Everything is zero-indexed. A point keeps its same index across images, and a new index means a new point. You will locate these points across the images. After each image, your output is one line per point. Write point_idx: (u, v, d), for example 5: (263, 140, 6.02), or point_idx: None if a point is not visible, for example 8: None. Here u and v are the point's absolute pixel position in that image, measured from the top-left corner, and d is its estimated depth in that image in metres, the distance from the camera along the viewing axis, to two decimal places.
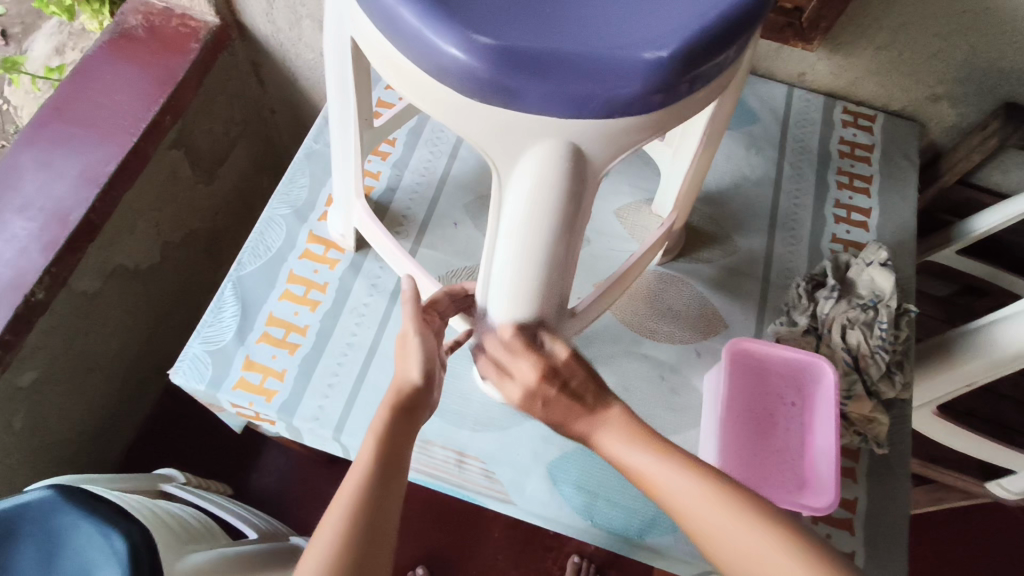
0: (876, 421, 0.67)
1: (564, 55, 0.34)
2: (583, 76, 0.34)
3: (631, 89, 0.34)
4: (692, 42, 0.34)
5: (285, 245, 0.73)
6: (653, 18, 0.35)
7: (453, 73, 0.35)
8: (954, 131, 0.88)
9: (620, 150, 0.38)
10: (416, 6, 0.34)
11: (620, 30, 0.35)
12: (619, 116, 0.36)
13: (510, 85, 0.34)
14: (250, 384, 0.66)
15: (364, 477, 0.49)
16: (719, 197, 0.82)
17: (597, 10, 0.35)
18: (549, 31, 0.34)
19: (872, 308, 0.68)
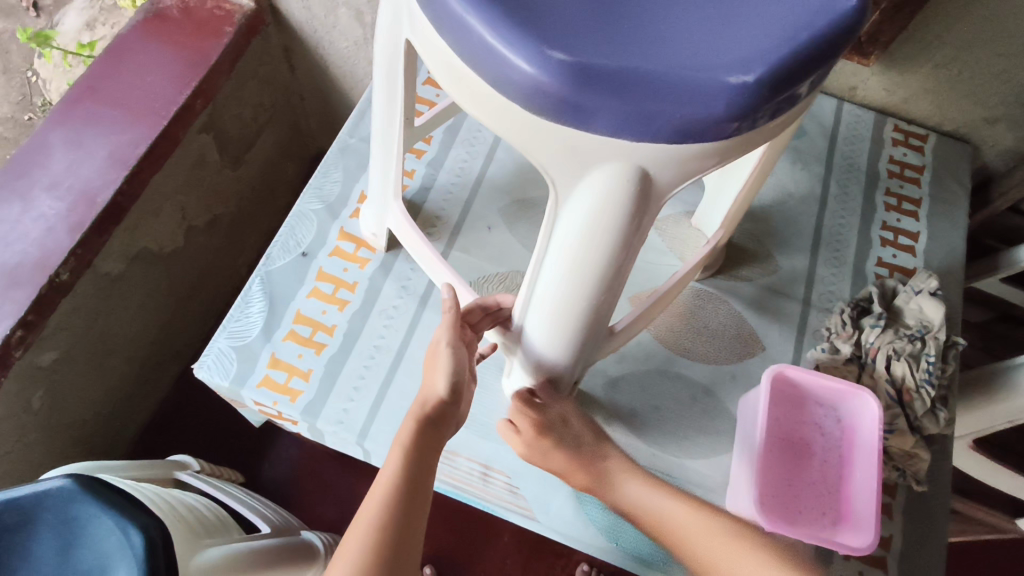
0: (917, 457, 0.64)
1: (641, 76, 0.32)
2: (660, 99, 0.32)
3: (709, 114, 0.32)
4: (778, 67, 0.32)
5: (315, 242, 0.72)
6: (737, 39, 0.33)
7: (520, 87, 0.33)
8: (1009, 155, 0.85)
9: (689, 175, 0.36)
10: (486, 15, 0.32)
11: (702, 51, 0.32)
12: (691, 142, 0.34)
13: (582, 104, 0.32)
14: (275, 383, 0.65)
15: (389, 492, 0.48)
16: (760, 213, 0.79)
17: (677, 28, 0.33)
18: (627, 48, 0.32)
19: (919, 339, 0.65)
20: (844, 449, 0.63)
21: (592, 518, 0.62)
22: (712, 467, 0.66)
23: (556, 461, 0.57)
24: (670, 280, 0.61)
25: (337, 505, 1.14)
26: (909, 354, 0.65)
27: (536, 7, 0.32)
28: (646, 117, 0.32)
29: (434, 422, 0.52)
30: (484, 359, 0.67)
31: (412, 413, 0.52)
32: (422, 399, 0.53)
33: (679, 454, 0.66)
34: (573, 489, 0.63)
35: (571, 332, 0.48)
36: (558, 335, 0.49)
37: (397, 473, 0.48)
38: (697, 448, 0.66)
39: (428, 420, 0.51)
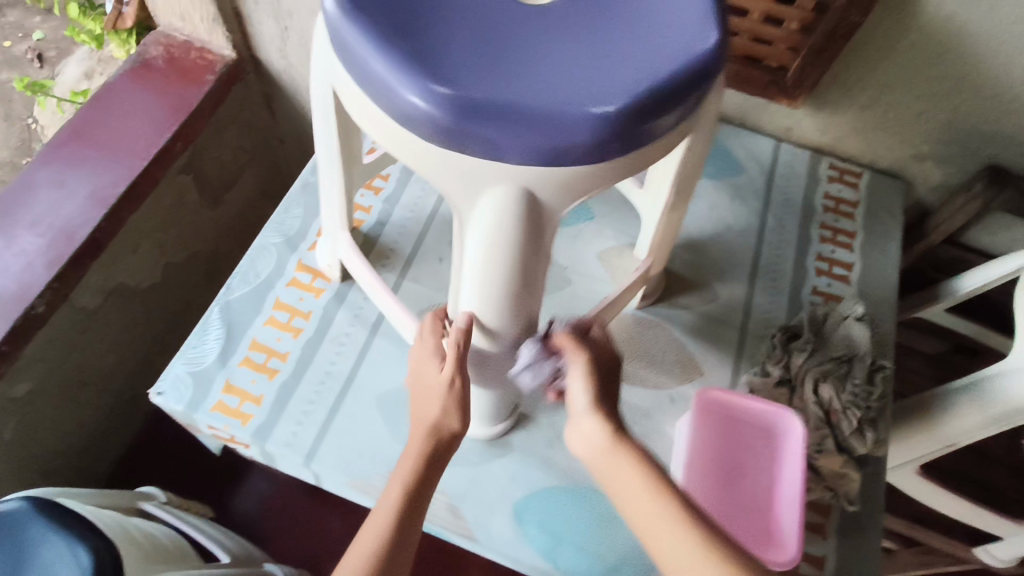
0: (848, 476, 0.67)
1: (516, 106, 0.36)
2: (534, 126, 0.36)
3: (578, 140, 0.37)
4: (640, 98, 0.37)
5: (273, 273, 0.76)
6: (607, 75, 0.37)
7: (414, 118, 0.37)
8: (941, 190, 0.89)
9: (573, 196, 0.40)
10: (384, 57, 0.37)
11: (574, 86, 0.37)
12: (569, 163, 0.38)
13: (466, 130, 0.37)
14: (228, 408, 0.68)
15: (396, 504, 0.49)
16: (702, 245, 0.83)
17: (553, 67, 0.38)
18: (506, 82, 0.37)
19: (846, 362, 0.69)
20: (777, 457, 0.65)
21: (530, 537, 0.64)
22: None
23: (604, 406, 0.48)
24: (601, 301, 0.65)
25: (304, 540, 1.14)
26: (835, 376, 0.68)
27: (427, 49, 0.37)
28: (523, 143, 0.37)
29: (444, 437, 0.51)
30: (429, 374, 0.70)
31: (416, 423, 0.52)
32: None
33: None
34: (513, 509, 0.65)
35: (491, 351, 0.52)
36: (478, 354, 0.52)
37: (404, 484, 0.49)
38: None
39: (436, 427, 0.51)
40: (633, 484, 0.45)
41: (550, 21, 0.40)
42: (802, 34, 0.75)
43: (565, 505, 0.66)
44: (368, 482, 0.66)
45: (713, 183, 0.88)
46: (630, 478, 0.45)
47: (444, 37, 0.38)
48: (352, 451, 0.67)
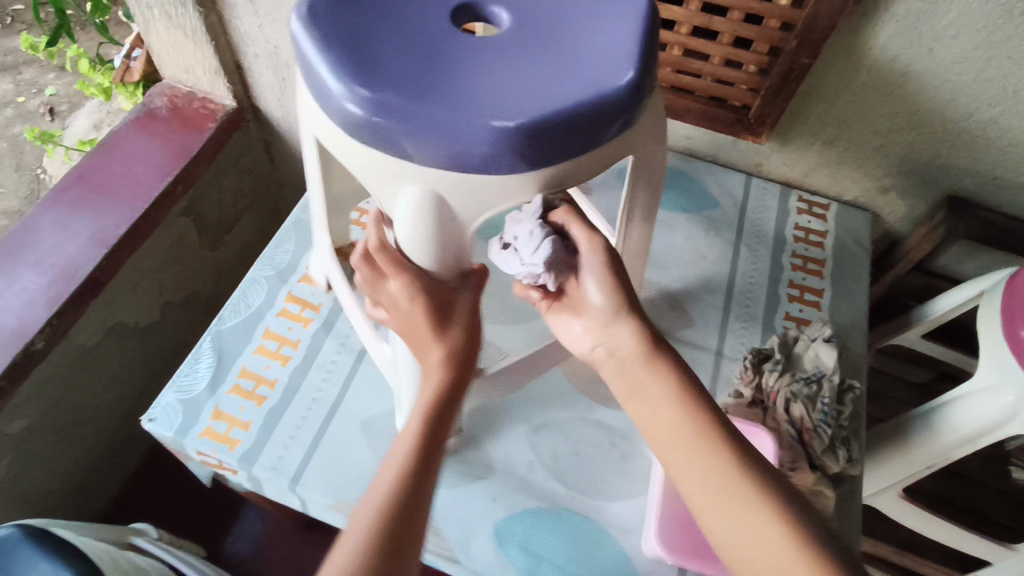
0: (822, 494, 0.68)
1: (416, 110, 0.44)
2: (535, 135, 0.44)
3: (576, 132, 0.45)
4: (521, 123, 0.43)
5: (264, 304, 0.79)
6: (504, 100, 0.45)
7: (426, 149, 0.44)
8: (907, 220, 0.93)
9: (465, 203, 0.48)
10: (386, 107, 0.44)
11: (471, 103, 0.44)
12: (568, 158, 0.46)
13: (478, 150, 0.44)
14: (216, 433, 0.69)
15: (402, 463, 0.49)
16: (679, 275, 0.87)
17: (461, 87, 0.45)
18: (499, 107, 0.44)
19: (815, 382, 0.71)
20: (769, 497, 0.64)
21: (511, 558, 0.65)
22: (629, 509, 0.69)
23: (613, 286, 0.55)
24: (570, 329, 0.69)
25: None
26: (805, 395, 0.70)
27: (422, 93, 0.44)
28: (527, 151, 0.44)
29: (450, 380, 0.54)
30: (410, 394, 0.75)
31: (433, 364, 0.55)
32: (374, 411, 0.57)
33: (597, 497, 0.69)
34: (494, 530, 0.66)
35: None
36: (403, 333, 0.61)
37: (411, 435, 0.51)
38: (614, 490, 0.70)
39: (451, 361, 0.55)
40: (679, 432, 0.50)
41: (508, 56, 0.48)
42: (760, 76, 0.80)
43: (545, 526, 0.67)
44: (352, 505, 0.67)
45: (688, 217, 0.92)
46: (676, 427, 0.50)
47: (381, 53, 0.47)
48: (336, 475, 0.68)
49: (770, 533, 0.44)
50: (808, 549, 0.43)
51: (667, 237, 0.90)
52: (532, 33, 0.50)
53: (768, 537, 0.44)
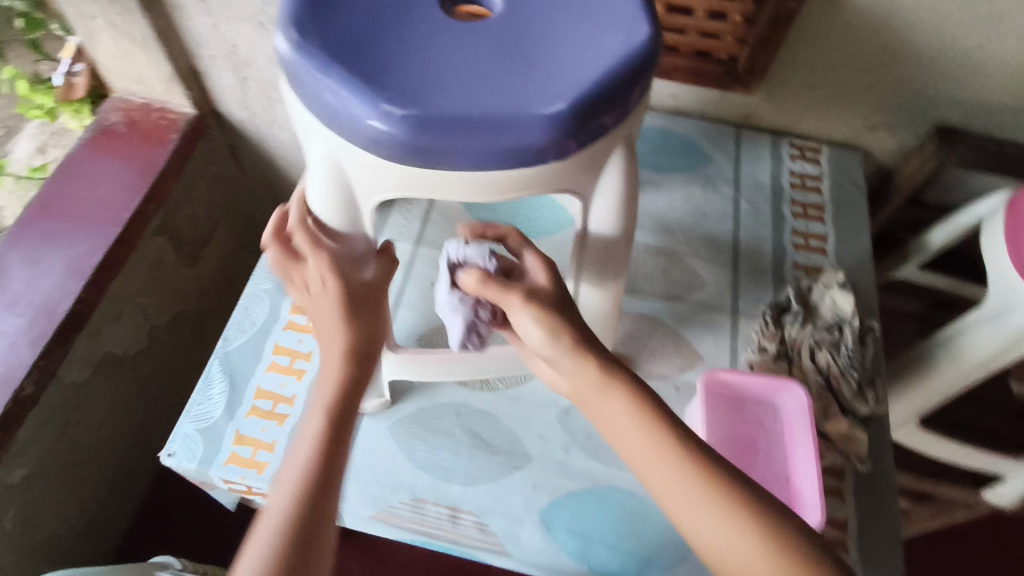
0: (855, 438, 0.69)
1: (338, 68, 0.40)
2: (484, 136, 0.39)
3: (530, 143, 0.39)
4: (430, 113, 0.38)
5: (269, 319, 0.76)
6: (437, 82, 0.40)
7: (370, 136, 0.40)
8: (897, 155, 0.93)
9: (371, 178, 0.43)
10: (334, 81, 0.39)
11: (401, 78, 0.40)
12: (524, 165, 0.40)
13: (420, 145, 0.39)
14: (242, 458, 0.67)
15: (299, 488, 0.46)
16: (684, 236, 0.85)
17: (406, 60, 0.41)
18: (453, 97, 0.39)
19: (836, 329, 0.72)
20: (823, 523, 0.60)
21: (561, 543, 0.64)
22: None
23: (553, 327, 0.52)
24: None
25: None
26: (829, 343, 0.70)
27: (378, 74, 0.40)
28: (472, 152, 0.39)
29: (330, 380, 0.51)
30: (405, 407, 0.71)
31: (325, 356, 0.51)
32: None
33: (636, 470, 0.69)
34: (540, 517, 0.66)
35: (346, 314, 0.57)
36: None
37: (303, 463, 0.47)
38: None
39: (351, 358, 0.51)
40: (641, 443, 0.50)
41: (490, 38, 0.43)
42: (746, 25, 0.79)
43: (589, 505, 0.67)
44: (394, 512, 0.65)
45: (683, 176, 0.91)
46: (638, 439, 0.50)
47: (345, 11, 0.43)
48: (373, 484, 0.66)
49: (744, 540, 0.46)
50: (779, 555, 0.45)
51: (666, 200, 0.89)
52: (529, 12, 0.45)
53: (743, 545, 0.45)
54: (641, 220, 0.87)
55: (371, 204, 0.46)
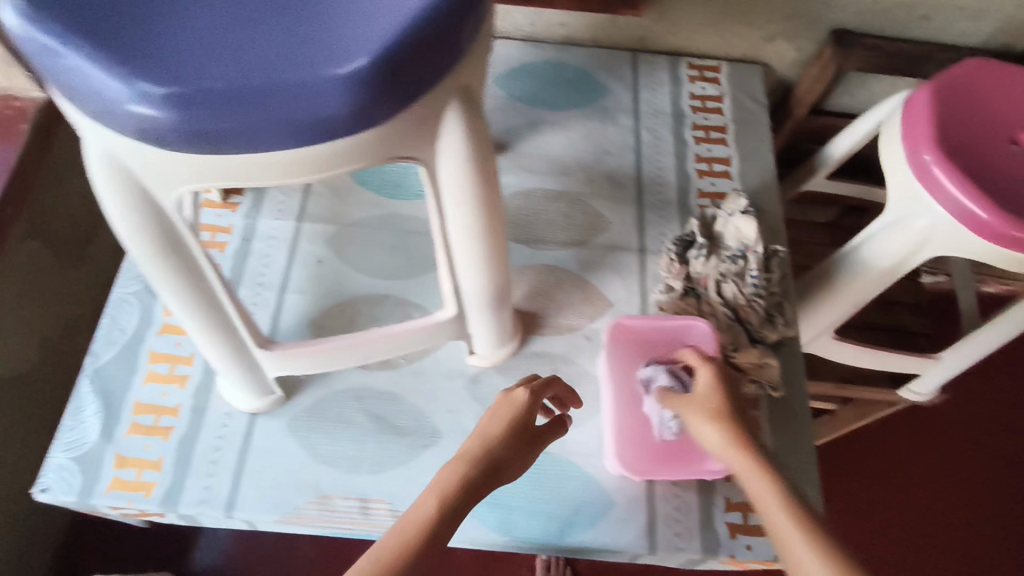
0: (767, 365, 0.67)
1: (74, 41, 0.30)
2: (270, 110, 0.31)
3: (337, 114, 0.31)
4: (202, 90, 0.30)
5: (140, 325, 0.69)
6: (207, 45, 0.31)
7: (134, 126, 0.31)
8: (797, 64, 0.90)
9: (164, 173, 0.35)
10: (73, 59, 0.30)
11: (159, 44, 0.31)
12: (328, 139, 0.33)
13: (195, 127, 0.31)
14: (127, 482, 0.62)
15: (437, 505, 0.45)
16: (585, 175, 0.81)
17: (164, 17, 0.32)
18: (225, 63, 0.31)
19: (741, 257, 0.69)
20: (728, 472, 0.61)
21: (479, 516, 0.63)
22: (586, 432, 0.67)
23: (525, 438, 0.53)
24: (414, 325, 0.58)
25: None
26: (734, 273, 0.68)
27: (127, 42, 0.31)
28: (261, 132, 0.31)
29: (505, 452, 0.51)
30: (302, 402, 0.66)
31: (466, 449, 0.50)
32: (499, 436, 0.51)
33: None
34: None
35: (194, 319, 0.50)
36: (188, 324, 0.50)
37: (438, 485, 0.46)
38: None
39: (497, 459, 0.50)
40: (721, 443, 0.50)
41: None
42: None
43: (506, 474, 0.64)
44: (301, 514, 0.62)
45: (580, 111, 0.85)
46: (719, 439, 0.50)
47: None
48: (274, 487, 0.63)
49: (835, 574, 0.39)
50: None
51: (564, 139, 0.83)
52: None
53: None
54: (539, 163, 0.81)
55: (173, 201, 0.38)
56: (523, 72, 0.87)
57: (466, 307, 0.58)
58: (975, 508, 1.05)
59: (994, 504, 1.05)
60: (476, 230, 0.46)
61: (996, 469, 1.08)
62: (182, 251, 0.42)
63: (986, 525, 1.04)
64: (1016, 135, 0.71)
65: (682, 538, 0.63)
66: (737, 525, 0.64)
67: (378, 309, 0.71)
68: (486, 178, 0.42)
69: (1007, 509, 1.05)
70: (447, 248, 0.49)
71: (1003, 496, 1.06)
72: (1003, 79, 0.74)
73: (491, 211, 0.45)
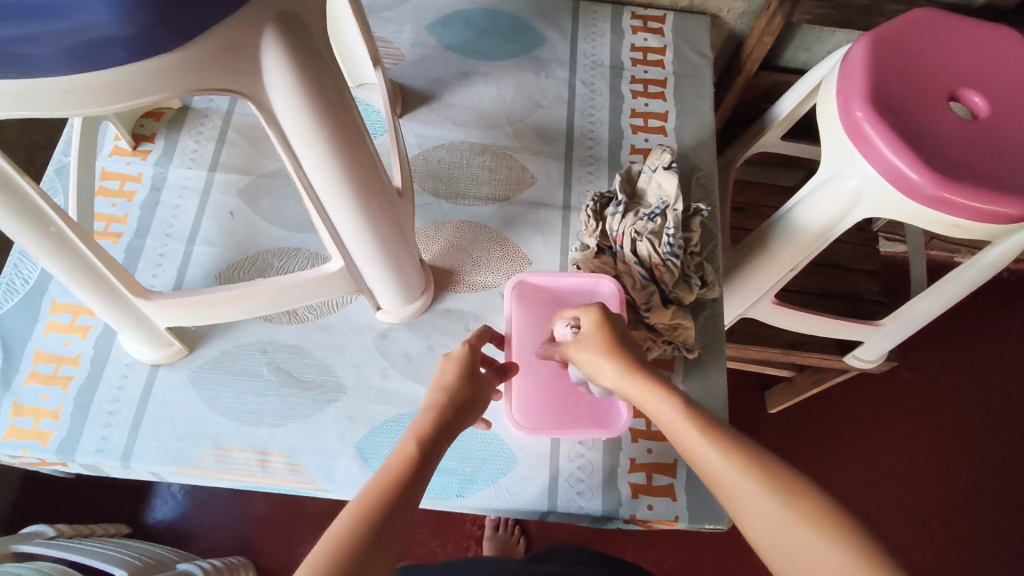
0: (681, 326, 0.65)
1: None
2: (30, 29, 0.30)
3: (104, 25, 0.30)
4: None
5: (43, 275, 0.68)
6: None
7: None
8: (746, 16, 0.86)
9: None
10: None
11: None
12: (109, 63, 0.32)
13: None
14: (23, 431, 0.61)
15: (389, 479, 0.41)
16: (512, 129, 0.78)
17: None
18: None
19: (659, 215, 0.65)
20: (619, 432, 0.61)
21: None
22: None
23: (483, 385, 0.51)
24: (302, 275, 0.57)
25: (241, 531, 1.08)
26: (649, 232, 0.64)
27: None
28: (34, 57, 0.31)
29: (467, 400, 0.49)
30: (206, 353, 0.66)
31: (430, 405, 0.47)
32: (451, 394, 0.48)
33: None
34: (357, 450, 0.62)
35: (58, 261, 0.48)
36: (58, 268, 0.49)
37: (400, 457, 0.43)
38: None
39: (460, 408, 0.48)
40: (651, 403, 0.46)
41: None
42: None
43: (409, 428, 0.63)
44: (197, 465, 0.61)
45: (515, 62, 0.82)
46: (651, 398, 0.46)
47: None
48: (172, 439, 0.62)
49: (799, 525, 0.37)
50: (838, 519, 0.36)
51: (496, 91, 0.80)
52: None
53: (795, 529, 0.37)
54: (467, 117, 0.79)
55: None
56: (457, 21, 0.84)
57: (353, 259, 0.56)
58: (924, 478, 1.04)
59: (942, 473, 1.05)
60: (336, 174, 0.44)
61: (945, 439, 1.07)
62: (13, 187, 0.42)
63: (934, 494, 1.03)
64: (956, 91, 0.67)
65: (583, 498, 0.62)
66: (640, 485, 0.62)
67: (288, 262, 0.70)
68: (328, 113, 0.40)
69: (954, 478, 1.05)
70: (316, 198, 0.46)
71: (950, 465, 1.06)
72: (947, 35, 0.70)
73: (348, 155, 0.43)
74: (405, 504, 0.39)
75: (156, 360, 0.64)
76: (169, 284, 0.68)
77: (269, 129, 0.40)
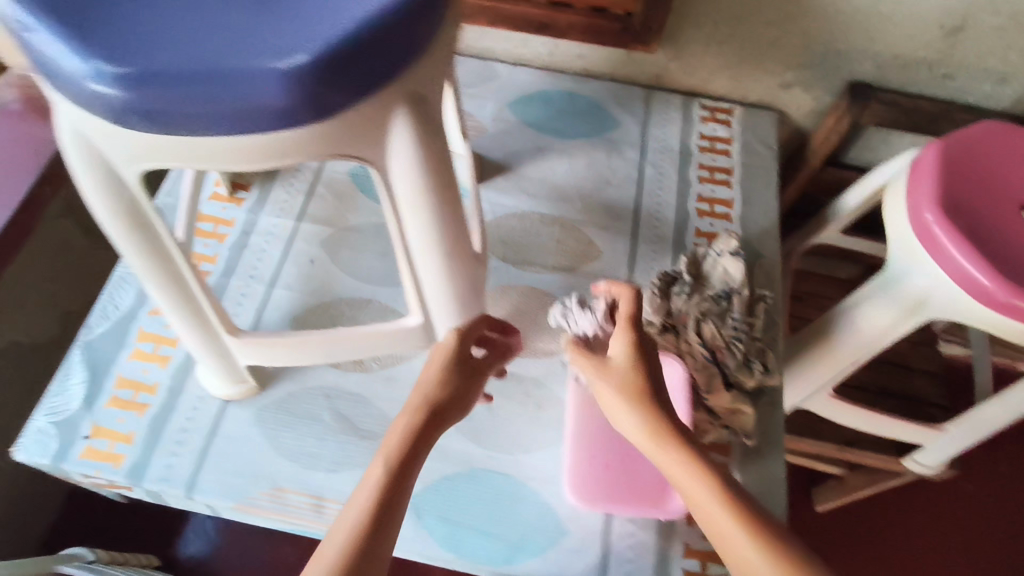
0: (740, 412, 0.65)
1: (61, 31, 0.35)
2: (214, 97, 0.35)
3: (273, 100, 0.35)
4: (159, 73, 0.34)
5: (134, 305, 0.73)
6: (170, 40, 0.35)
7: (95, 99, 0.35)
8: (813, 114, 0.89)
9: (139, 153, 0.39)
10: (52, 38, 0.35)
11: (132, 37, 0.35)
12: (269, 126, 0.37)
13: (149, 108, 0.35)
14: (97, 451, 0.64)
15: (376, 489, 0.44)
16: (582, 204, 0.82)
17: (137, 16, 0.36)
18: (178, 54, 0.35)
19: (724, 299, 0.68)
20: (675, 515, 0.61)
21: (430, 531, 0.61)
22: (549, 459, 0.66)
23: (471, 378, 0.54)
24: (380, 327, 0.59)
25: None
26: (715, 313, 0.67)
27: (101, 29, 0.35)
28: (210, 119, 0.36)
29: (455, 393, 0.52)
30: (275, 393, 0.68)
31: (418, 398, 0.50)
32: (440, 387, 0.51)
33: (514, 452, 0.66)
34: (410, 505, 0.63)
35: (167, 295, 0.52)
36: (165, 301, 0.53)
37: (383, 468, 0.45)
38: (526, 440, 0.67)
39: (449, 400, 0.51)
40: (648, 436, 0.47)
41: None
42: None
43: (462, 488, 0.64)
44: (254, 503, 0.62)
45: (589, 141, 0.87)
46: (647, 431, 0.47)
47: None
48: (234, 474, 0.64)
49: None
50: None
51: (569, 166, 0.84)
52: None
53: None
54: (540, 189, 0.83)
55: (134, 176, 0.42)
56: (537, 100, 0.90)
57: (429, 317, 0.59)
58: None
59: None
60: (433, 237, 0.47)
61: (1007, 558, 1.01)
62: (149, 228, 0.46)
63: None
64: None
65: None
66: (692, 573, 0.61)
67: (360, 313, 0.73)
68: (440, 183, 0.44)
69: None
70: (409, 257, 0.50)
71: None
72: (1011, 145, 0.72)
73: (449, 222, 0.47)
74: (387, 514, 0.43)
75: (226, 397, 0.66)
76: (247, 324, 0.71)
77: (382, 193, 0.44)
